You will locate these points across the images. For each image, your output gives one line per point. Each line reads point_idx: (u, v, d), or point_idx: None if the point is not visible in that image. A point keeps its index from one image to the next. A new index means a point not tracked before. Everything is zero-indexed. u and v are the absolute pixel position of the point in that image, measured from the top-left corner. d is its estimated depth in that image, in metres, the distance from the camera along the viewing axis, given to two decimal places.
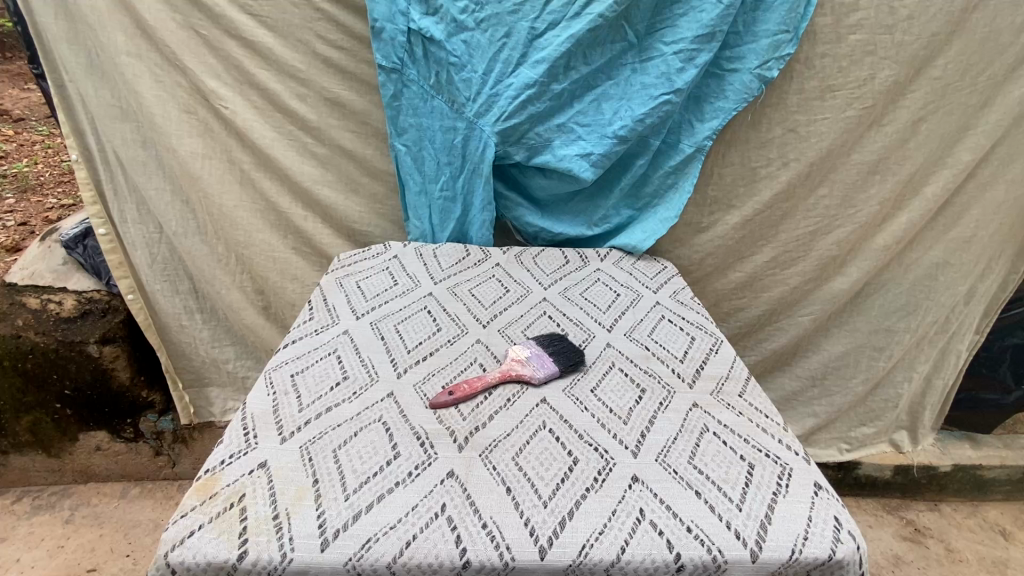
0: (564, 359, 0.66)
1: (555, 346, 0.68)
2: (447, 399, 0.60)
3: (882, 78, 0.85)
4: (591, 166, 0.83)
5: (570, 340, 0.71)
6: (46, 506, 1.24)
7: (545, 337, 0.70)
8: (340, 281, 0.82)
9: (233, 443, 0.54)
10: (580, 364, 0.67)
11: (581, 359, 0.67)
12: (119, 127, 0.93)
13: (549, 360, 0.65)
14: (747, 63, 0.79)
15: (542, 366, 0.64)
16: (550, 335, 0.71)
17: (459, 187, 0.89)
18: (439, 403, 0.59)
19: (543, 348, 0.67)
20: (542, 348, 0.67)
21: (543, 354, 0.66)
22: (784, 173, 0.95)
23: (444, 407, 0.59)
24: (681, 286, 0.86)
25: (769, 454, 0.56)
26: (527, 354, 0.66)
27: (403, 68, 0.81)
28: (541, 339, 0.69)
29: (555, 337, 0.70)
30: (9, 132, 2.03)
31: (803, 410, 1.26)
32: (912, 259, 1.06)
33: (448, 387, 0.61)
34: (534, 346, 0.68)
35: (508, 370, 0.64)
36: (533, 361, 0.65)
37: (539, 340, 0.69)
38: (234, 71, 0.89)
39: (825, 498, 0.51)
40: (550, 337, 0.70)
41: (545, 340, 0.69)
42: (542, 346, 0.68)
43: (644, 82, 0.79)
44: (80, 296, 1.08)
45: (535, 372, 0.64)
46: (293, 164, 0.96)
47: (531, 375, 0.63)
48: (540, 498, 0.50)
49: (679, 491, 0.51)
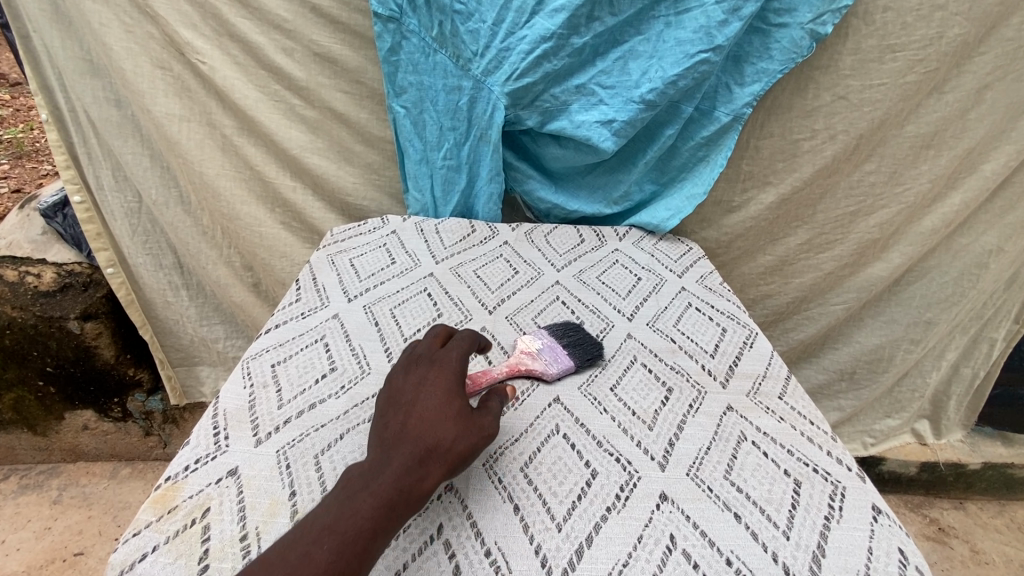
0: (583, 354, 0.58)
1: (571, 337, 0.60)
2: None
3: (950, 38, 0.74)
4: (612, 135, 0.73)
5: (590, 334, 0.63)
6: (34, 485, 1.20)
7: (559, 326, 0.62)
8: (332, 258, 0.74)
9: (201, 446, 0.47)
10: (599, 359, 0.59)
11: (600, 354, 0.60)
12: (89, 84, 0.84)
13: (565, 356, 0.57)
14: (798, 16, 0.69)
15: (557, 363, 0.56)
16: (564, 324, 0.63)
17: (464, 155, 0.80)
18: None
19: (557, 340, 0.59)
20: (557, 340, 0.59)
21: (556, 346, 0.58)
22: (829, 147, 0.85)
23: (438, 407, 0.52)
24: (709, 270, 0.77)
25: (818, 470, 0.48)
26: (539, 346, 0.58)
27: (402, 16, 0.71)
28: (556, 329, 0.61)
29: (570, 327, 0.62)
30: (6, 96, 1.94)
31: (828, 404, 1.19)
32: (960, 245, 0.96)
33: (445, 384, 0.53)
34: (547, 336, 0.59)
35: (517, 363, 0.56)
36: (547, 356, 0.57)
37: (552, 329, 0.61)
38: (212, 21, 0.79)
39: (886, 526, 0.44)
40: (565, 326, 0.62)
41: (559, 329, 0.61)
42: (556, 337, 0.59)
43: (679, 37, 0.69)
44: (60, 268, 1.02)
45: (549, 369, 0.56)
46: (280, 129, 0.87)
47: (544, 372, 0.55)
48: (553, 519, 0.43)
49: (716, 514, 0.44)
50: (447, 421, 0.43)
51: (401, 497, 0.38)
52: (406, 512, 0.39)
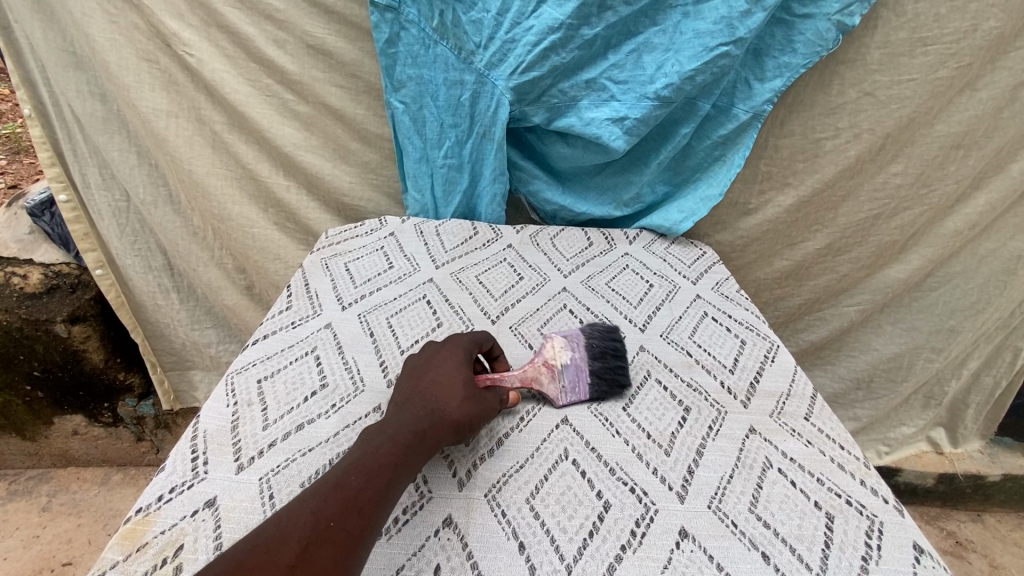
0: (609, 386, 0.52)
1: (607, 365, 0.53)
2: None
3: (986, 30, 0.69)
4: (624, 134, 0.69)
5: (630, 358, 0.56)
6: (23, 491, 1.17)
7: (602, 343, 0.55)
8: (326, 262, 0.70)
9: (176, 473, 0.43)
10: (621, 392, 0.53)
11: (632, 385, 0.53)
12: (72, 77, 0.80)
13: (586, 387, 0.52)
14: (824, 6, 0.65)
15: (572, 392, 0.51)
16: (611, 340, 0.56)
17: (466, 153, 0.76)
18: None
19: (589, 366, 0.53)
20: (587, 366, 0.53)
21: (581, 372, 0.52)
22: (852, 147, 0.80)
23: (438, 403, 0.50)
24: (725, 277, 0.73)
25: (851, 501, 0.44)
26: (565, 364, 0.52)
27: (400, 5, 0.66)
28: (594, 349, 0.54)
29: (615, 348, 0.55)
30: (5, 89, 1.90)
31: (843, 413, 1.14)
32: (988, 250, 0.91)
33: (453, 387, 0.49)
34: (579, 356, 0.53)
35: (531, 377, 0.51)
36: (566, 382, 0.51)
37: (589, 349, 0.54)
38: (201, 11, 0.75)
39: (930, 568, 0.39)
40: (608, 347, 0.55)
41: (600, 348, 0.54)
42: (589, 363, 0.53)
43: (697, 28, 0.64)
44: (47, 269, 0.98)
45: (560, 396, 0.51)
46: (273, 126, 0.83)
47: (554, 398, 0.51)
48: (563, 560, 0.39)
49: (742, 554, 0.39)
50: (465, 387, 0.46)
51: (420, 444, 0.42)
52: (421, 456, 0.42)
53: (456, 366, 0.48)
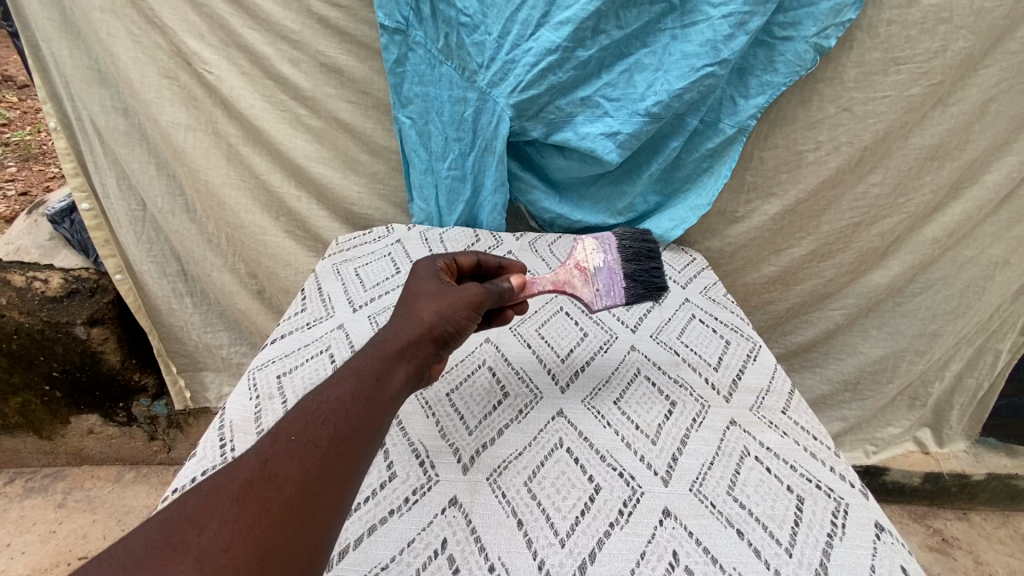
0: (645, 290, 0.60)
1: (639, 269, 0.61)
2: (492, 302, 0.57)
3: (955, 51, 0.74)
4: (616, 147, 0.74)
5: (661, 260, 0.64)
6: (39, 489, 1.21)
7: (635, 245, 0.62)
8: (337, 267, 0.75)
9: (207, 457, 0.47)
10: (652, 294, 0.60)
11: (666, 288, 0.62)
12: (97, 93, 0.85)
13: (623, 290, 0.60)
14: (803, 30, 0.69)
15: (610, 297, 0.60)
16: (643, 244, 0.63)
17: (469, 165, 0.80)
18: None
19: (623, 269, 0.61)
20: (622, 270, 0.61)
21: (614, 275, 0.60)
22: (833, 159, 0.85)
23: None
24: (712, 282, 0.77)
25: (820, 486, 0.48)
26: (599, 269, 0.60)
27: (408, 28, 0.71)
28: (627, 252, 0.62)
29: (646, 250, 0.63)
30: (13, 98, 1.95)
31: (831, 414, 1.18)
32: (965, 257, 0.95)
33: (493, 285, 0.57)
34: (613, 260, 0.61)
35: (563, 281, 0.59)
36: (603, 286, 0.60)
37: (624, 252, 0.62)
38: (220, 32, 0.80)
39: (889, 543, 0.44)
40: (641, 249, 0.62)
41: (633, 251, 0.62)
42: (623, 267, 0.61)
43: (685, 50, 0.69)
44: (67, 274, 1.03)
45: (599, 300, 0.59)
46: (286, 138, 0.88)
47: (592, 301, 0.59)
48: (557, 534, 0.43)
49: (720, 531, 0.44)
50: (434, 289, 0.50)
51: (387, 350, 0.43)
52: (382, 362, 0.42)
53: (426, 276, 0.52)
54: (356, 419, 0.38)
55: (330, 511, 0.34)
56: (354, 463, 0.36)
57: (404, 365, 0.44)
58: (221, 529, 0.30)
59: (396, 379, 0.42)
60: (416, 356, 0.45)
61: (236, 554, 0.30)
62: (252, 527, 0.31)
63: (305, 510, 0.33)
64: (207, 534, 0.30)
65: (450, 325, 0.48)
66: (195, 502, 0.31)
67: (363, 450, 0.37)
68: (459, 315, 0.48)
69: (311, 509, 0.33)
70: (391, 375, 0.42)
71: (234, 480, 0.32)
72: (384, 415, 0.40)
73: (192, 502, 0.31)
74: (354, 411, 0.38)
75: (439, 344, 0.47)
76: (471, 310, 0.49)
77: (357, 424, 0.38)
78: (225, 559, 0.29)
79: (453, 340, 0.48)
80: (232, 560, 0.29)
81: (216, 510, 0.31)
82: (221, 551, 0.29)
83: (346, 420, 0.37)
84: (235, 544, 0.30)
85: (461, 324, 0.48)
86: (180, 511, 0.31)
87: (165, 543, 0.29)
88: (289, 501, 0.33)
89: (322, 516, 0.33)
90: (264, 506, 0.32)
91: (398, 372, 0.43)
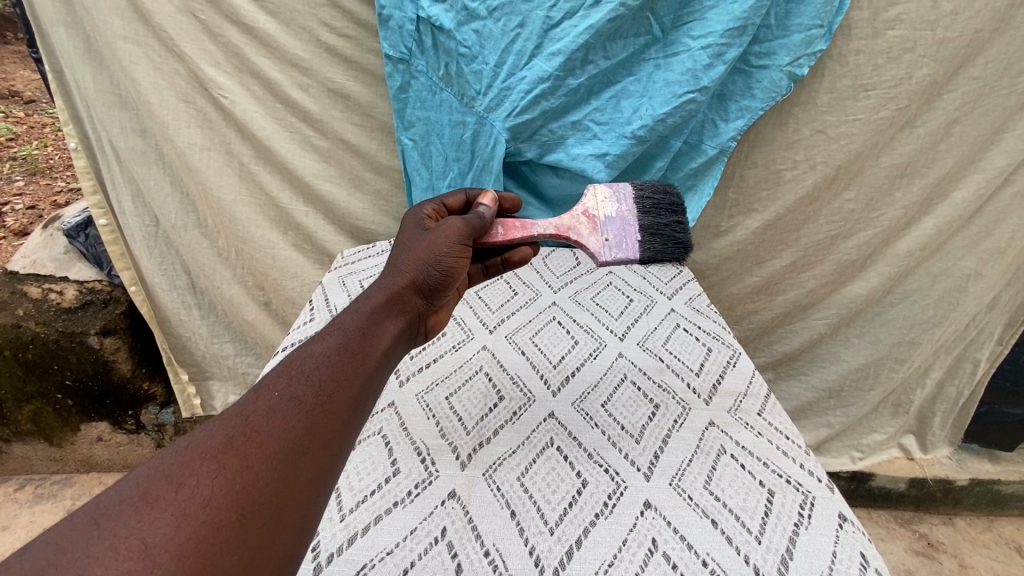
0: (658, 244, 0.64)
1: (655, 223, 0.64)
2: (498, 239, 0.62)
3: (919, 78, 0.79)
4: (605, 167, 0.79)
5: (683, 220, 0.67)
6: (48, 495, 1.27)
7: (654, 199, 0.65)
8: (343, 281, 0.80)
9: None
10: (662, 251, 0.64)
11: (682, 246, 0.65)
12: (116, 115, 0.90)
13: (633, 242, 0.64)
14: (777, 59, 0.74)
15: (619, 247, 0.64)
16: (667, 198, 0.66)
17: (467, 184, 0.84)
18: (488, 236, 0.62)
19: (636, 222, 0.64)
20: (636, 222, 0.64)
21: (622, 229, 0.64)
22: (810, 177, 0.90)
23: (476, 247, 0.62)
24: (697, 293, 0.82)
25: (791, 480, 0.52)
26: (611, 219, 0.64)
27: (411, 58, 0.77)
28: (644, 205, 0.65)
29: (666, 206, 0.66)
30: (20, 114, 2.00)
31: (817, 420, 1.22)
32: (939, 268, 1.00)
33: (501, 223, 0.63)
34: (627, 211, 0.65)
35: (567, 228, 0.63)
36: (613, 236, 0.64)
37: (639, 206, 0.65)
38: (234, 59, 0.85)
39: (851, 532, 0.47)
40: (661, 203, 0.65)
41: (650, 205, 0.65)
42: (638, 220, 0.65)
43: (667, 78, 0.74)
44: (81, 286, 1.07)
45: (606, 249, 0.64)
46: (295, 158, 0.93)
47: (599, 249, 0.64)
48: (546, 523, 0.47)
49: (695, 520, 0.48)
50: (415, 240, 0.56)
51: (369, 310, 0.47)
52: (366, 323, 0.45)
53: (410, 230, 0.59)
54: (337, 381, 0.40)
55: (310, 468, 0.35)
56: (335, 421, 0.38)
57: (385, 324, 0.47)
58: (200, 484, 0.31)
59: (378, 340, 0.45)
60: (399, 309, 0.49)
61: (215, 507, 0.31)
62: (231, 482, 0.32)
63: (288, 464, 0.34)
64: (186, 489, 0.31)
65: (433, 260, 0.53)
66: (176, 460, 0.32)
67: (343, 410, 0.39)
68: (440, 250, 0.54)
69: (291, 464, 0.35)
70: (372, 335, 0.45)
71: (214, 438, 0.34)
72: (365, 376, 0.42)
73: (171, 460, 0.32)
74: (339, 367, 0.41)
75: (425, 283, 0.52)
76: (454, 241, 0.55)
77: (338, 386, 0.40)
78: (204, 512, 0.30)
79: (439, 278, 0.53)
80: (211, 512, 0.30)
81: (196, 467, 0.32)
82: (200, 504, 0.30)
83: (330, 379, 0.40)
84: (214, 497, 0.31)
85: (445, 256, 0.54)
86: (160, 468, 0.32)
87: (145, 497, 0.30)
88: (269, 456, 0.34)
89: (302, 471, 0.35)
90: (243, 462, 0.33)
91: (386, 330, 0.47)
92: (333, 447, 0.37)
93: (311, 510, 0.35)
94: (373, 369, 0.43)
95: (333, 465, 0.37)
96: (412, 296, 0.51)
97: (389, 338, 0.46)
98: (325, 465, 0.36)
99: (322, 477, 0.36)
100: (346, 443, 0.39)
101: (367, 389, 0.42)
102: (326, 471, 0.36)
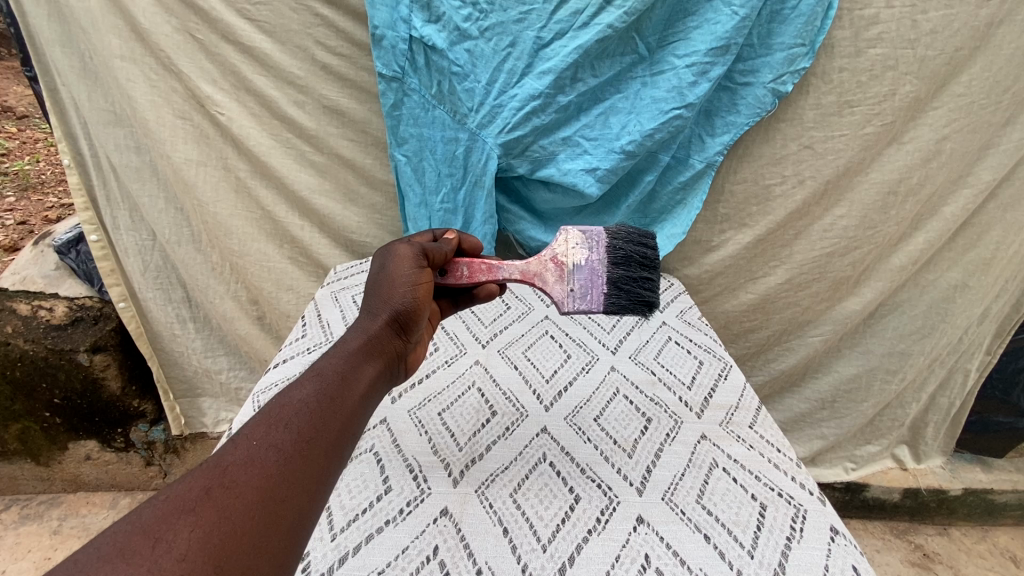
0: (624, 299, 0.61)
1: (625, 275, 0.61)
2: (461, 278, 0.62)
3: (903, 94, 0.81)
4: (596, 182, 0.80)
5: (657, 271, 0.64)
6: (35, 515, 1.25)
7: (628, 250, 0.62)
8: (336, 295, 0.82)
9: None
10: (633, 307, 0.61)
11: (651, 301, 0.62)
12: (112, 132, 0.91)
13: (599, 294, 0.62)
14: (761, 76, 0.76)
15: (583, 298, 0.62)
16: (642, 246, 0.63)
17: (460, 199, 0.85)
18: (450, 275, 0.62)
19: (605, 273, 0.62)
20: (604, 274, 0.62)
21: (594, 279, 0.62)
22: (798, 191, 0.92)
23: (440, 283, 0.62)
24: (688, 306, 0.83)
25: (782, 493, 0.52)
26: (579, 267, 0.62)
27: (404, 76, 0.78)
28: (616, 253, 0.62)
29: (640, 256, 0.63)
30: (13, 129, 1.99)
31: (810, 431, 1.23)
32: (927, 280, 1.02)
33: (466, 262, 0.62)
34: (597, 260, 0.62)
35: (532, 272, 0.62)
36: (579, 286, 0.62)
37: (612, 254, 0.62)
38: (231, 77, 0.86)
39: (843, 545, 0.47)
40: (634, 253, 0.62)
41: (623, 254, 0.62)
42: (607, 271, 0.62)
43: (654, 96, 0.76)
44: (72, 303, 1.06)
45: (569, 299, 0.62)
46: (291, 173, 0.93)
47: (562, 298, 0.62)
48: (539, 541, 0.47)
49: (688, 535, 0.48)
50: (380, 278, 0.55)
51: (345, 354, 0.47)
52: (343, 368, 0.45)
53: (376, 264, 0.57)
54: (315, 427, 0.40)
55: (289, 515, 0.35)
56: (313, 469, 0.38)
57: (364, 367, 0.47)
58: (177, 537, 0.30)
59: (357, 383, 0.45)
60: (377, 351, 0.49)
61: (192, 561, 0.30)
62: (210, 534, 0.31)
63: (266, 511, 0.34)
64: (163, 544, 0.30)
65: (404, 299, 0.53)
66: (151, 514, 0.31)
67: (321, 456, 0.39)
68: (409, 287, 0.54)
69: (270, 513, 0.34)
70: (352, 378, 0.45)
71: (192, 490, 0.33)
72: (344, 421, 0.42)
73: (146, 513, 0.31)
74: (319, 410, 0.41)
75: (400, 321, 0.53)
76: (422, 279, 0.55)
77: (316, 433, 0.39)
78: (181, 566, 0.29)
79: (413, 316, 0.54)
80: (187, 566, 0.29)
81: (173, 519, 0.31)
82: (177, 557, 0.29)
83: (309, 424, 0.40)
84: (191, 550, 0.30)
85: (415, 293, 0.54)
86: (135, 521, 0.31)
87: (121, 553, 0.29)
88: (247, 505, 0.34)
89: (280, 519, 0.35)
90: (221, 513, 0.32)
91: (366, 372, 0.47)
92: (310, 494, 0.37)
93: (288, 559, 0.34)
94: (351, 413, 0.43)
95: (311, 512, 0.37)
96: (389, 337, 0.52)
97: (369, 379, 0.46)
98: (300, 511, 0.36)
99: (300, 526, 0.36)
100: (323, 489, 0.38)
101: (345, 432, 0.42)
102: (303, 517, 0.36)
